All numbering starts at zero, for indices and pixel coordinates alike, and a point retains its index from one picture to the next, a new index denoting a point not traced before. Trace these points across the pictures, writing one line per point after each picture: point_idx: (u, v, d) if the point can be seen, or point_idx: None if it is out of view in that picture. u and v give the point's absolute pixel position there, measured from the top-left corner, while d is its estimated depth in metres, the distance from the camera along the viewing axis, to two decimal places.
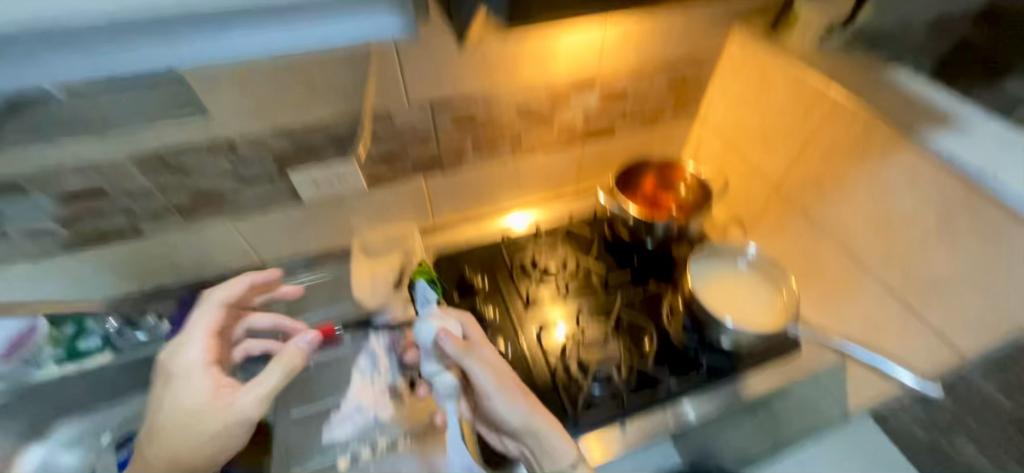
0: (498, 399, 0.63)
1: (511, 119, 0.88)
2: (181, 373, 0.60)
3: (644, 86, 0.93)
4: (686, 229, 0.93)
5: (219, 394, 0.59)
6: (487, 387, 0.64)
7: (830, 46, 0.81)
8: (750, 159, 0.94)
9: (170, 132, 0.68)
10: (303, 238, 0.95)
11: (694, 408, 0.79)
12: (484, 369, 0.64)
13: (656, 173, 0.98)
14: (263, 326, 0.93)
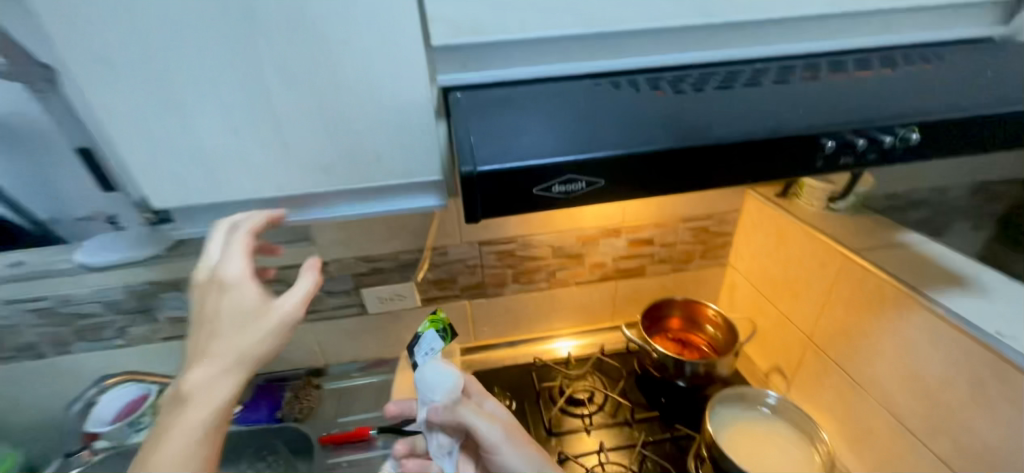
0: (508, 452, 0.56)
1: (547, 256, 1.03)
2: (216, 284, 0.51)
3: (669, 235, 1.05)
4: (714, 370, 0.91)
5: (264, 310, 0.51)
6: (497, 443, 0.55)
7: (837, 210, 0.89)
8: (779, 306, 0.96)
9: (286, 252, 0.92)
10: (362, 344, 1.10)
11: None
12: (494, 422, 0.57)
13: (682, 312, 1.02)
14: (312, 421, 1.03)
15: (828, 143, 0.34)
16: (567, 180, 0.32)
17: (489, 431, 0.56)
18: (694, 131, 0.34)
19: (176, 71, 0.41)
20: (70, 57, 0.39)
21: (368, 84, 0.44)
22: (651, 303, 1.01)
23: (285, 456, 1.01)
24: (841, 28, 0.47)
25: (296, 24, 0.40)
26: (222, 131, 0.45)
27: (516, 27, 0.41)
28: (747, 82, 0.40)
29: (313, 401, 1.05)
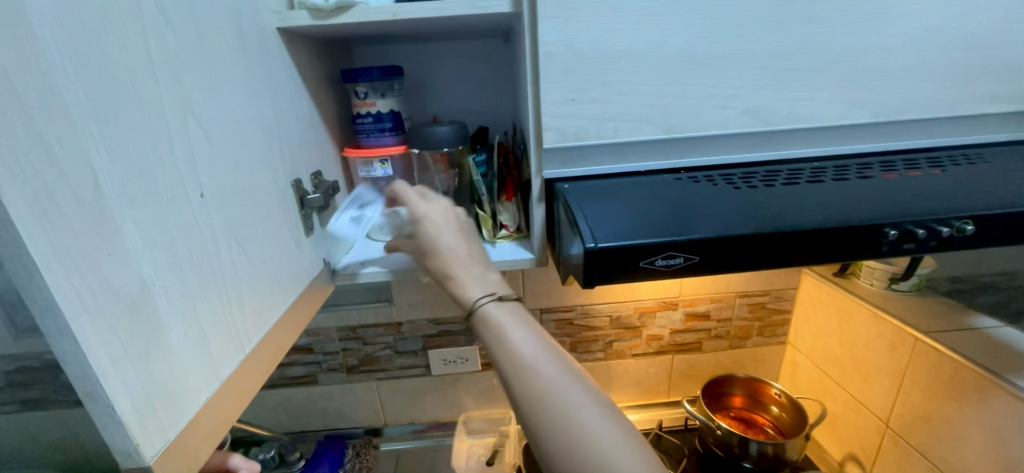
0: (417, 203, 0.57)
1: (604, 327, 1.07)
2: None
3: (725, 311, 1.07)
4: (783, 453, 0.88)
5: None
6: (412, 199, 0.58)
7: (901, 290, 0.89)
8: (848, 389, 0.94)
9: (368, 311, 1.03)
10: (423, 406, 1.13)
11: None
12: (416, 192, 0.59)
13: (744, 390, 1.01)
14: None
15: (891, 231, 0.41)
16: (669, 256, 0.41)
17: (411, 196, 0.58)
18: (772, 218, 0.42)
19: (258, 152, 0.46)
20: (296, 132, 0.55)
21: (121, 260, 0.29)
22: (711, 379, 1.01)
23: None
24: (888, 134, 0.55)
25: (167, 142, 0.34)
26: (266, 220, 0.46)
27: (610, 134, 0.52)
28: (810, 179, 0.48)
29: (372, 462, 1.08)
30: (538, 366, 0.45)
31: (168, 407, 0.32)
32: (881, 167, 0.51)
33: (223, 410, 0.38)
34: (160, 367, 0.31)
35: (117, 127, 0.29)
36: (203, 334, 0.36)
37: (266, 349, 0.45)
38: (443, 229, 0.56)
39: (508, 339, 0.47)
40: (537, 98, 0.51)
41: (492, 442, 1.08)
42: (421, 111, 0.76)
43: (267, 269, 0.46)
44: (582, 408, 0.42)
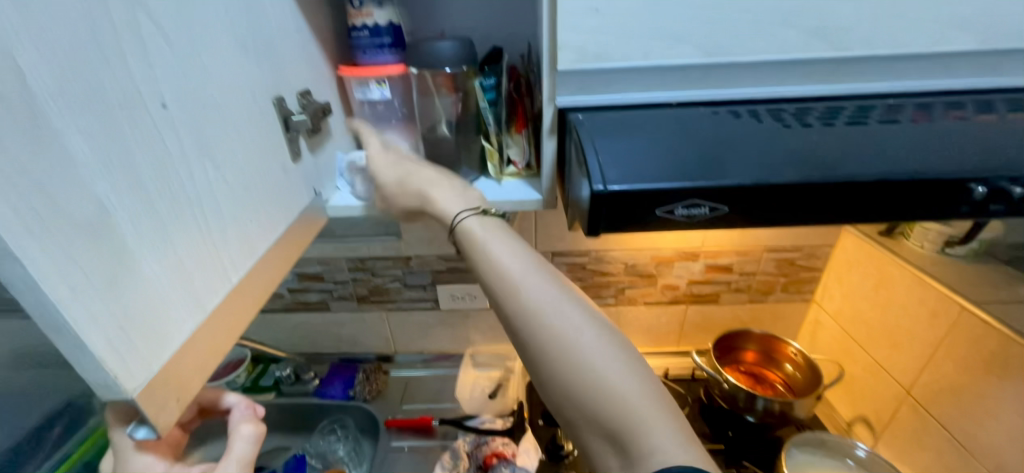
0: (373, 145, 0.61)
1: (618, 273, 1.03)
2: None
3: (750, 264, 1.00)
4: (790, 411, 0.85)
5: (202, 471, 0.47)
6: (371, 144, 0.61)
7: (956, 255, 0.79)
8: (872, 353, 0.90)
9: (376, 244, 1.01)
10: (431, 338, 1.15)
11: None
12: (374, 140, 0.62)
13: (759, 347, 0.97)
14: (379, 403, 1.08)
15: (977, 189, 0.34)
16: (691, 204, 0.35)
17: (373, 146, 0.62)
18: (822, 168, 0.35)
19: (233, 60, 0.40)
20: (278, 40, 0.48)
21: (73, 177, 0.25)
22: (725, 332, 0.97)
23: (354, 430, 1.06)
24: (992, 67, 0.44)
25: (115, 36, 0.28)
26: (246, 142, 0.42)
27: (638, 56, 0.43)
28: (883, 118, 0.40)
29: (381, 386, 1.11)
30: (512, 267, 0.48)
31: (149, 339, 0.30)
32: (972, 112, 0.41)
33: (211, 341, 0.36)
34: (134, 297, 0.29)
35: (43, 12, 0.24)
36: (181, 263, 0.34)
37: (256, 281, 0.43)
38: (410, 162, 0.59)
39: (490, 251, 0.49)
40: (552, 5, 0.42)
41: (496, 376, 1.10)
42: (427, 25, 0.67)
43: (250, 197, 0.42)
44: (541, 288, 0.46)
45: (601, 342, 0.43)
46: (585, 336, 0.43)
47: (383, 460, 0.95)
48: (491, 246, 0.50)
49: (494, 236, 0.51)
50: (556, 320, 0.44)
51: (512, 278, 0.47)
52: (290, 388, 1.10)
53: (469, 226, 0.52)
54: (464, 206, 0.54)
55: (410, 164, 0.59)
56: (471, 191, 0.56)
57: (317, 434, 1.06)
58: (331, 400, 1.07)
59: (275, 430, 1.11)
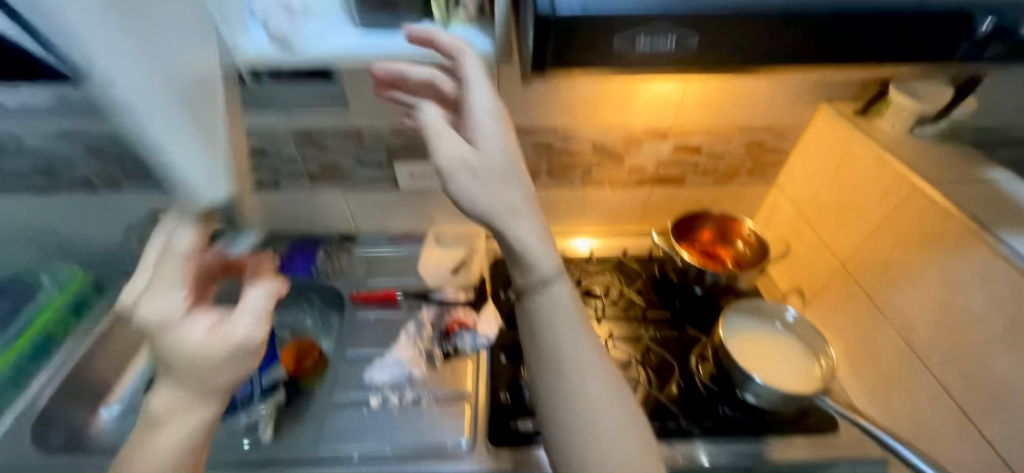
0: (474, 85, 0.56)
1: (585, 152, 0.98)
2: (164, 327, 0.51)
3: (720, 145, 0.97)
4: (734, 283, 0.92)
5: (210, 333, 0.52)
6: (469, 73, 0.55)
7: (923, 135, 0.81)
8: (818, 231, 0.93)
9: (321, 114, 0.91)
10: (392, 218, 1.12)
11: (705, 454, 0.77)
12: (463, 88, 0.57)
13: (715, 226, 1.00)
14: (343, 281, 1.09)
15: None
16: None
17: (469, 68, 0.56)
18: None
19: None
20: None
21: None
22: (685, 213, 0.99)
23: (318, 303, 1.08)
24: None
25: None
26: None
27: None
28: None
29: (344, 265, 1.12)
30: (545, 283, 0.54)
31: (138, 89, 0.39)
32: None
33: (186, 125, 0.45)
34: (129, 39, 0.38)
35: None
36: (153, 42, 0.42)
37: (207, 91, 0.51)
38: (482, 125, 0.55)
39: (530, 259, 0.54)
40: None
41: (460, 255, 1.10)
42: None
43: (190, 17, 0.49)
44: (561, 310, 0.54)
45: (586, 346, 0.53)
46: (579, 360, 0.53)
47: (348, 329, 0.98)
48: (537, 254, 0.54)
49: (534, 228, 0.55)
50: (563, 341, 0.53)
51: (540, 294, 0.54)
52: None
53: (522, 234, 0.54)
54: (530, 229, 0.54)
55: (481, 81, 0.56)
56: (515, 156, 0.57)
57: (283, 307, 1.07)
58: (293, 277, 1.07)
59: None
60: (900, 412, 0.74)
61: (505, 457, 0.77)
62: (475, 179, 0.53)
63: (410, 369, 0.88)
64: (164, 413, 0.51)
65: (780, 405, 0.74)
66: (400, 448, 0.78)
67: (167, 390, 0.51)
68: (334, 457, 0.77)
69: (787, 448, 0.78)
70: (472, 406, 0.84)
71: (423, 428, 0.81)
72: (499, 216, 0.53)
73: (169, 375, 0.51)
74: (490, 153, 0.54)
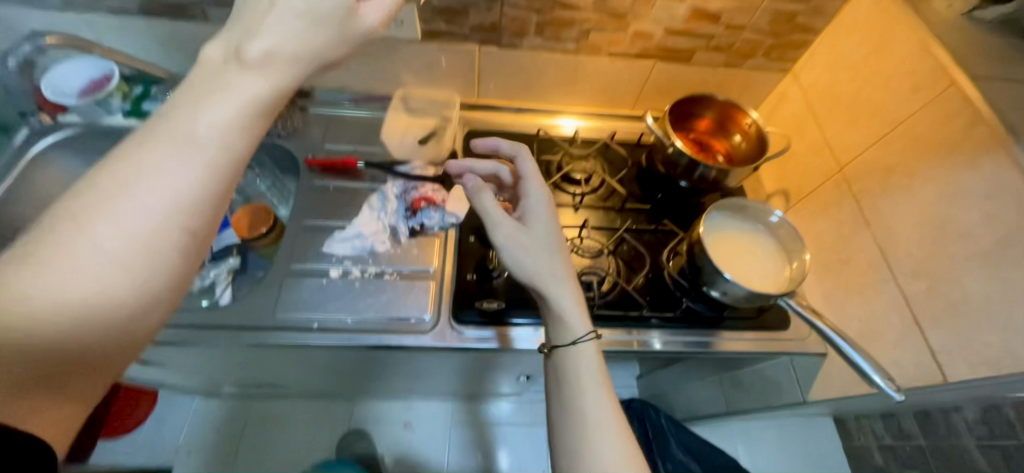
0: (530, 184, 0.68)
1: (585, 7, 0.81)
2: None
3: (743, 14, 0.82)
4: (723, 181, 0.86)
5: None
6: (525, 174, 0.68)
7: (979, 21, 0.68)
8: (824, 129, 0.85)
9: None
10: (352, 72, 0.96)
11: (657, 338, 0.80)
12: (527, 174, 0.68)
13: (716, 114, 0.89)
14: (297, 141, 0.95)
15: None
16: None
17: (525, 170, 0.69)
18: None
19: None
20: None
21: None
22: (687, 96, 0.86)
23: (270, 167, 0.99)
24: None
25: None
26: None
27: None
28: None
29: (299, 123, 0.96)
30: (565, 307, 0.61)
31: None
32: None
33: None
34: None
35: None
36: None
37: None
38: (534, 213, 0.66)
39: (554, 291, 0.62)
40: None
41: (431, 124, 0.98)
42: None
43: None
44: (576, 327, 0.60)
45: (592, 362, 0.59)
46: (582, 368, 0.58)
47: (304, 198, 0.89)
48: (568, 300, 0.62)
49: (571, 289, 0.63)
50: (573, 352, 0.60)
51: (559, 315, 0.61)
52: None
53: (562, 296, 0.62)
54: (565, 292, 0.62)
55: (534, 180, 0.68)
56: (559, 233, 0.67)
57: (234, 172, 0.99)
58: None
59: None
60: (852, 315, 0.77)
61: (467, 332, 0.78)
62: (523, 256, 0.63)
63: (372, 244, 0.83)
64: (254, 63, 0.41)
65: (742, 302, 0.74)
66: (357, 319, 0.76)
67: (263, 41, 0.42)
68: (287, 322, 0.76)
69: (735, 338, 0.82)
70: (437, 282, 0.82)
71: (381, 301, 0.79)
72: (544, 280, 0.62)
73: (268, 31, 0.42)
74: (542, 241, 0.65)
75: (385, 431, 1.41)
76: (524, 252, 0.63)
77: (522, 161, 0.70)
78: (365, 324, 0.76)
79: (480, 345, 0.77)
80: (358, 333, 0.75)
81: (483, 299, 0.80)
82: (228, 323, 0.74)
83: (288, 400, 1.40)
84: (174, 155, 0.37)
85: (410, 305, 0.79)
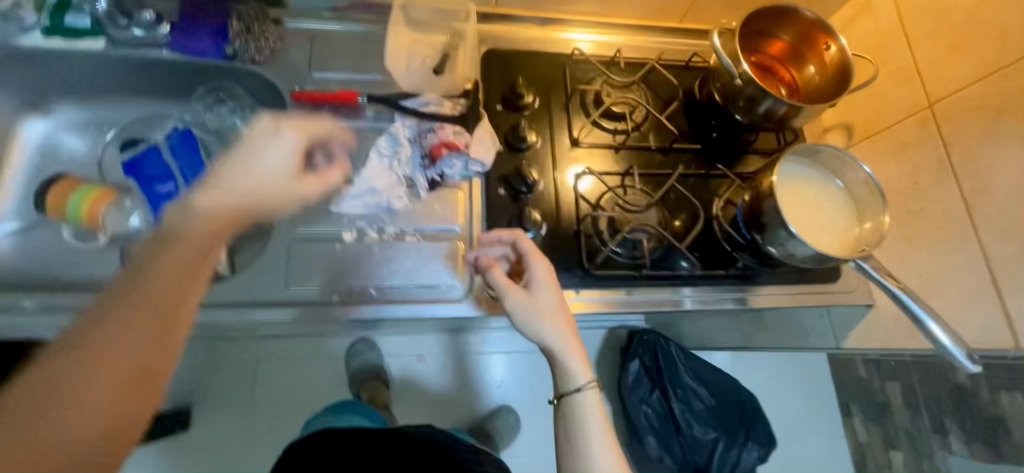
0: (532, 261, 0.66)
1: None
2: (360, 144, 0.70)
3: None
4: (790, 119, 0.74)
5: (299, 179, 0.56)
6: (525, 250, 0.66)
7: None
8: (916, 53, 0.72)
9: None
10: None
11: (688, 297, 0.74)
12: (527, 250, 0.66)
13: (793, 36, 0.74)
14: (277, 68, 0.76)
15: None
16: None
17: (525, 247, 0.66)
18: None
19: None
20: None
21: None
22: (764, 8, 0.70)
23: (250, 101, 0.79)
24: None
25: None
26: None
27: None
28: None
29: (275, 43, 0.76)
30: (573, 369, 0.66)
31: None
32: None
33: None
34: None
35: None
36: None
37: None
38: (538, 288, 0.65)
39: (563, 358, 0.66)
40: None
41: (440, 43, 0.80)
42: None
43: None
44: (582, 385, 0.66)
45: (596, 410, 0.65)
46: (588, 418, 0.64)
47: None
48: (573, 362, 0.66)
49: (575, 351, 0.66)
50: (578, 404, 0.65)
51: (569, 376, 0.66)
52: (122, 36, 0.72)
53: (567, 360, 0.66)
54: (573, 357, 0.66)
55: (536, 256, 0.66)
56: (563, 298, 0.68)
57: (198, 101, 0.79)
58: (202, 60, 0.74)
59: (139, 92, 0.80)
60: (913, 269, 0.72)
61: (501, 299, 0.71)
62: (532, 332, 0.66)
63: (389, 201, 0.72)
64: (203, 210, 0.49)
65: (806, 262, 0.68)
66: (375, 288, 0.68)
67: (216, 193, 0.50)
68: (299, 295, 0.67)
69: (775, 290, 0.77)
70: (466, 243, 0.72)
71: (404, 269, 0.70)
72: (555, 349, 0.66)
73: (226, 188, 0.51)
74: (547, 315, 0.65)
75: (400, 366, 1.41)
76: (532, 329, 0.65)
77: (521, 238, 0.67)
78: (389, 294, 0.68)
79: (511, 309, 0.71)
80: (373, 302, 0.67)
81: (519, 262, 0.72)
82: (235, 300, 0.65)
83: (297, 340, 1.36)
84: (118, 303, 0.44)
85: (436, 272, 0.70)
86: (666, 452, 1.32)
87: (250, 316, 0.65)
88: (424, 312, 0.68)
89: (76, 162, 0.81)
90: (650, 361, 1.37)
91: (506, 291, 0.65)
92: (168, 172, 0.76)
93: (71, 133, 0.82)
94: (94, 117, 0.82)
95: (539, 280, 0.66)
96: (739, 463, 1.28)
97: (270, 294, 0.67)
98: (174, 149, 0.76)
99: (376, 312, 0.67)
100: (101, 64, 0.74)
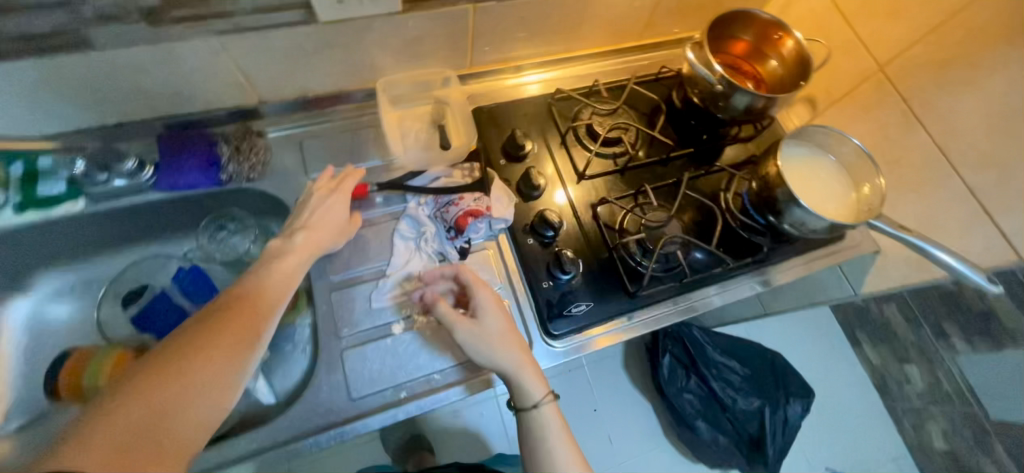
0: (476, 291, 0.65)
1: None
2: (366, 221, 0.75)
3: None
4: (768, 110, 0.79)
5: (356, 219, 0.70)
6: (466, 280, 0.66)
7: None
8: (855, 26, 0.80)
9: None
10: (312, 73, 0.72)
11: (715, 294, 0.79)
12: (470, 281, 0.66)
13: (754, 37, 0.81)
14: (273, 179, 0.75)
15: None
16: None
17: (468, 279, 0.66)
18: None
19: None
20: None
21: None
22: (723, 14, 0.77)
23: (253, 221, 0.78)
24: None
25: None
26: None
27: None
28: None
29: (264, 155, 0.74)
30: (529, 389, 0.64)
31: None
32: None
33: None
34: None
35: None
36: None
37: None
38: (482, 315, 0.64)
39: (517, 379, 0.63)
40: None
41: (427, 114, 0.81)
42: None
43: None
44: (541, 403, 0.64)
45: (556, 423, 0.65)
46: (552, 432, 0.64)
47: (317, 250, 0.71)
48: (528, 382, 0.64)
49: (534, 372, 0.64)
50: (540, 418, 0.64)
51: (525, 397, 0.64)
52: (101, 190, 0.68)
53: (521, 381, 0.63)
54: (528, 379, 0.64)
55: (477, 285, 0.66)
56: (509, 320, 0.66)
57: (201, 233, 0.76)
58: (195, 192, 0.72)
59: (127, 238, 0.76)
60: (908, 212, 0.80)
61: (560, 345, 0.73)
62: (483, 360, 0.63)
63: None
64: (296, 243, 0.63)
65: (820, 233, 0.74)
66: (418, 380, 0.67)
67: (309, 227, 0.65)
68: (358, 402, 0.65)
69: (791, 263, 0.82)
70: (513, 300, 0.74)
71: (424, 359, 0.68)
72: (508, 373, 0.63)
73: (314, 223, 0.65)
74: (493, 339, 0.63)
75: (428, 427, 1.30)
76: (481, 356, 0.63)
77: (463, 272, 0.67)
78: (456, 373, 0.68)
79: (556, 356, 0.72)
80: (406, 400, 0.66)
81: (569, 305, 0.73)
82: (311, 425, 0.63)
83: None
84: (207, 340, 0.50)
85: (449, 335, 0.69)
86: (719, 431, 1.24)
87: (316, 440, 0.62)
88: (440, 400, 0.66)
89: (72, 329, 0.75)
90: (679, 350, 1.29)
91: (452, 324, 0.63)
92: (184, 316, 0.71)
93: (57, 300, 0.76)
94: (82, 277, 0.77)
95: (482, 307, 0.65)
96: (790, 422, 1.21)
97: (329, 412, 0.64)
98: (187, 290, 0.72)
99: (403, 412, 0.65)
100: (85, 222, 0.70)
